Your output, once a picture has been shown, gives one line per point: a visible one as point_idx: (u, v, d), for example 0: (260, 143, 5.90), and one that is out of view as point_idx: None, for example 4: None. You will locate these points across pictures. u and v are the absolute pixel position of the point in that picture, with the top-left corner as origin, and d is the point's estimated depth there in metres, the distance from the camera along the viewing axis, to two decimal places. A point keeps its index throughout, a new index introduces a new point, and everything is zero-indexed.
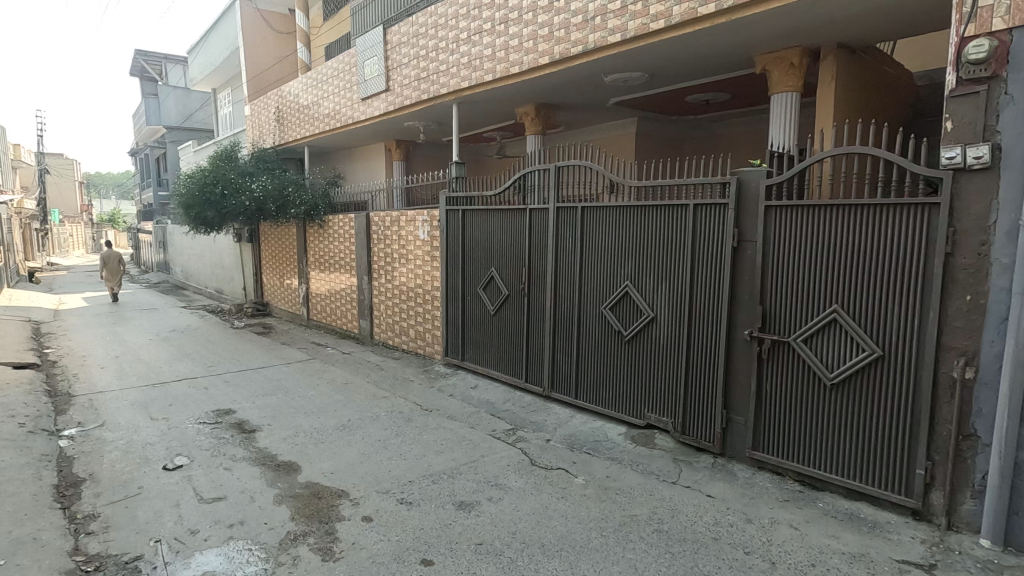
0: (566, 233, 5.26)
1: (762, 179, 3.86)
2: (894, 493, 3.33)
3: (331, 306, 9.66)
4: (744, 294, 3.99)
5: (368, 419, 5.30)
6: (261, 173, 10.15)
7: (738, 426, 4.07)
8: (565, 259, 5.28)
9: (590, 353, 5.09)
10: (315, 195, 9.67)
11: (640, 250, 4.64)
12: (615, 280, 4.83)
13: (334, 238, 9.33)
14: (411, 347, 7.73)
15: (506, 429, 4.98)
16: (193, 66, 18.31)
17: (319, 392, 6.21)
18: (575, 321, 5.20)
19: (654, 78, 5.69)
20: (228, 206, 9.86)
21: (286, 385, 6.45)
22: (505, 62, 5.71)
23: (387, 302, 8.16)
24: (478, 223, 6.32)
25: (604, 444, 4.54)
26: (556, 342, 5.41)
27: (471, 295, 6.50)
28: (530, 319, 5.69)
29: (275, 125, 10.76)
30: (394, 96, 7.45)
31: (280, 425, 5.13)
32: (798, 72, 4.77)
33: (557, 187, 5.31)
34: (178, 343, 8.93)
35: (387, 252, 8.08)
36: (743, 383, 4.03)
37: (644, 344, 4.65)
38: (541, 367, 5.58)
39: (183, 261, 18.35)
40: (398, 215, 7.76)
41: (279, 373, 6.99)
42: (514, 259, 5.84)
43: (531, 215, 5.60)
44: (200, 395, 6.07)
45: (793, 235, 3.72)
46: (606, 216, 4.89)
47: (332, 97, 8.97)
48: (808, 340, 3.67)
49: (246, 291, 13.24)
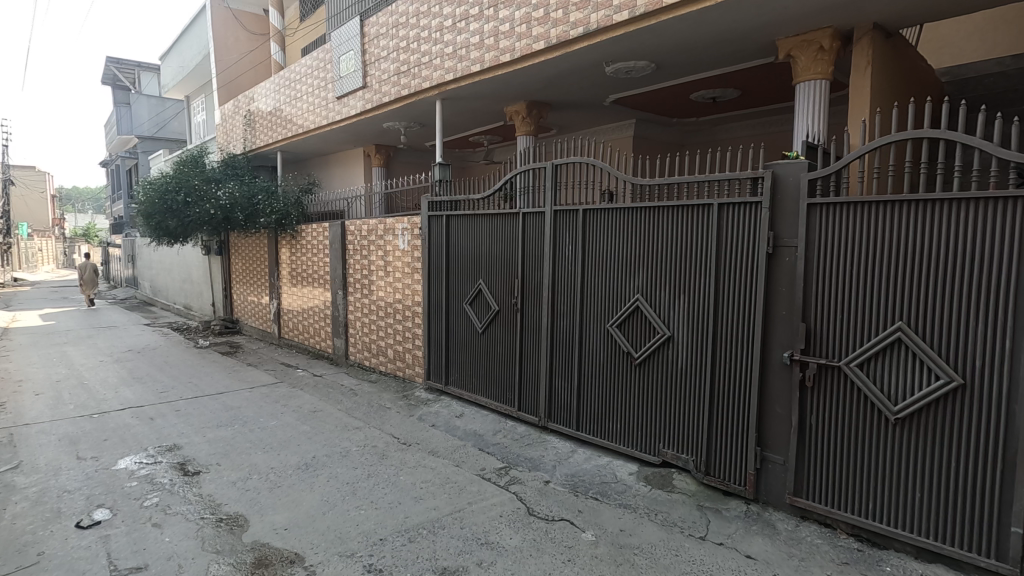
0: (565, 240, 4.61)
1: (803, 172, 3.24)
2: (982, 556, 2.69)
3: (304, 323, 8.88)
4: (781, 309, 3.36)
5: (336, 457, 4.54)
6: (229, 180, 9.41)
7: (775, 467, 3.42)
8: (563, 270, 4.63)
9: (594, 377, 4.41)
10: (288, 203, 8.97)
11: (651, 258, 4.01)
12: (624, 293, 4.19)
13: (307, 250, 8.59)
14: (389, 369, 7.00)
15: (497, 468, 4.27)
16: (165, 74, 17.58)
17: (282, 422, 5.45)
18: (576, 341, 4.53)
19: (661, 69, 5.13)
20: (192, 214, 9.07)
21: (245, 415, 5.67)
22: (494, 50, 5.11)
23: (364, 319, 7.43)
24: (464, 230, 5.64)
25: (614, 486, 3.85)
26: (554, 364, 4.73)
27: (456, 311, 5.81)
28: (524, 339, 5.00)
29: (246, 128, 10.04)
30: (371, 93, 6.81)
31: (231, 465, 4.36)
32: (829, 57, 4.19)
33: (554, 189, 4.67)
34: (132, 365, 8.08)
35: (365, 264, 7.36)
36: (781, 415, 3.39)
37: (659, 367, 3.99)
38: (536, 394, 4.90)
39: (152, 275, 17.42)
40: (375, 223, 7.09)
41: (239, 399, 6.21)
42: (506, 271, 5.16)
43: (524, 219, 4.95)
44: (143, 428, 5.27)
45: (843, 238, 3.10)
46: (612, 220, 4.25)
47: (304, 97, 8.31)
48: (864, 365, 3.04)
49: (215, 307, 12.38)
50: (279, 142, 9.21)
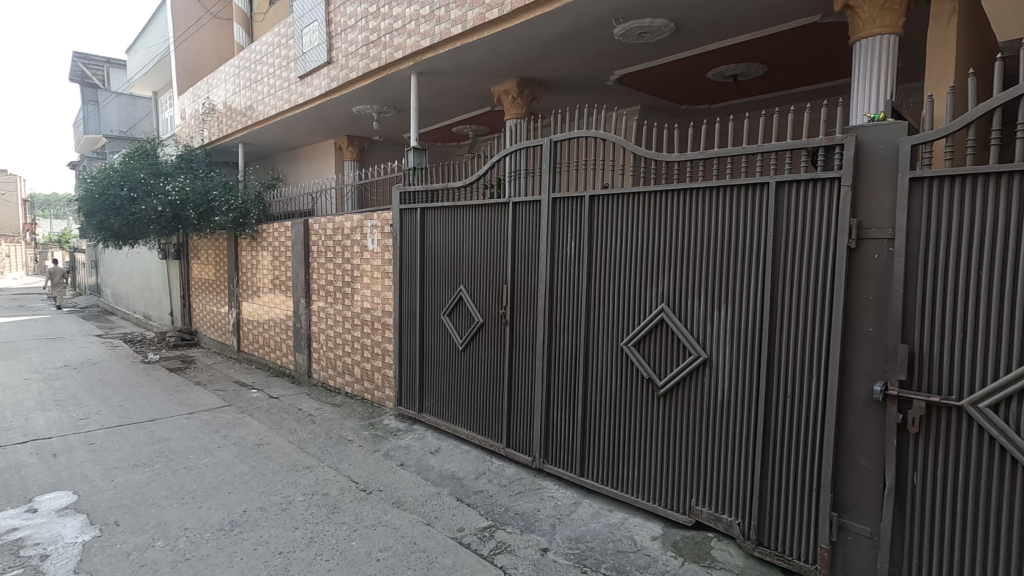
0: (566, 236, 3.69)
1: (902, 135, 2.35)
2: None
3: (264, 336, 7.88)
4: (868, 325, 2.46)
5: (274, 510, 3.55)
6: (183, 174, 8.40)
7: (859, 540, 2.49)
8: (564, 274, 3.71)
9: (603, 408, 3.48)
10: (247, 199, 8.01)
11: (679, 257, 3.09)
12: (643, 302, 3.26)
13: (267, 253, 7.61)
14: (356, 390, 6.01)
15: (479, 527, 3.30)
16: (132, 68, 16.50)
17: (218, 460, 4.44)
18: (579, 363, 3.60)
19: (680, 30, 4.29)
20: (138, 212, 8.02)
21: (173, 450, 4.64)
22: (480, 6, 4.21)
23: (328, 332, 6.44)
24: (442, 225, 4.69)
25: (633, 559, 2.89)
26: (551, 390, 3.79)
27: (431, 323, 4.86)
28: (515, 359, 4.06)
29: (205, 118, 9.05)
30: (337, 68, 5.87)
31: (133, 525, 3.35)
32: (900, 6, 3.28)
33: (553, 172, 3.75)
34: (59, 384, 6.98)
35: (329, 268, 6.40)
36: (867, 469, 2.47)
37: (689, 399, 3.07)
38: (529, 427, 3.95)
39: (114, 282, 16.22)
40: (341, 221, 6.13)
41: (173, 428, 5.19)
42: (492, 276, 4.22)
43: (515, 211, 4.02)
44: (39, 469, 4.22)
45: (964, 226, 2.21)
46: (627, 210, 3.34)
47: (265, 80, 7.35)
48: (1001, 407, 2.13)
49: (174, 318, 11.29)
50: (238, 132, 8.22)
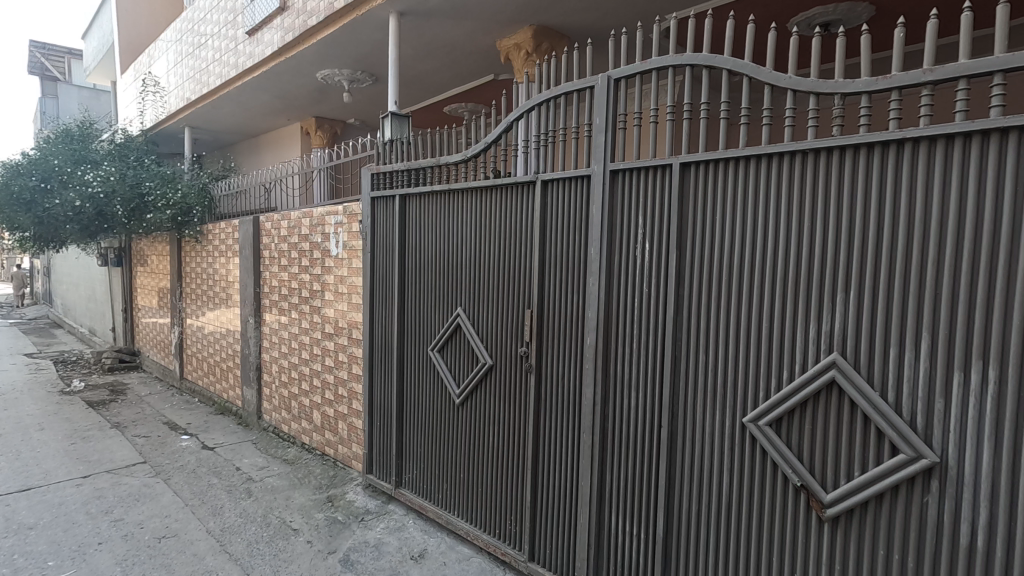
0: (634, 231, 2.25)
1: None
2: None
3: (209, 361, 6.37)
4: None
5: None
6: (110, 161, 6.87)
7: None
8: (629, 297, 2.27)
9: (703, 525, 2.06)
10: (190, 192, 6.54)
11: (866, 271, 1.67)
12: (783, 352, 1.84)
13: (212, 259, 6.14)
14: (315, 441, 4.54)
15: None
16: (88, 58, 14.87)
17: (88, 570, 2.93)
18: (657, 445, 2.18)
19: None
20: (51, 206, 6.50)
21: (29, 550, 3.13)
22: None
23: (281, 362, 4.97)
24: (430, 221, 3.26)
25: None
26: (606, 482, 2.37)
27: (416, 360, 3.40)
28: (543, 424, 2.63)
29: (146, 99, 7.58)
30: (293, 15, 4.44)
31: None
32: None
33: (610, 129, 2.32)
34: None
35: (283, 279, 4.93)
36: None
37: (893, 536, 1.64)
38: (567, 535, 2.52)
39: (63, 290, 14.54)
40: (297, 217, 4.68)
41: (45, 506, 3.66)
42: (506, 295, 2.78)
43: (546, 193, 2.59)
44: None
45: None
46: (753, 190, 1.90)
47: (209, 43, 5.89)
48: None
49: (117, 334, 9.69)
50: (182, 111, 6.74)
